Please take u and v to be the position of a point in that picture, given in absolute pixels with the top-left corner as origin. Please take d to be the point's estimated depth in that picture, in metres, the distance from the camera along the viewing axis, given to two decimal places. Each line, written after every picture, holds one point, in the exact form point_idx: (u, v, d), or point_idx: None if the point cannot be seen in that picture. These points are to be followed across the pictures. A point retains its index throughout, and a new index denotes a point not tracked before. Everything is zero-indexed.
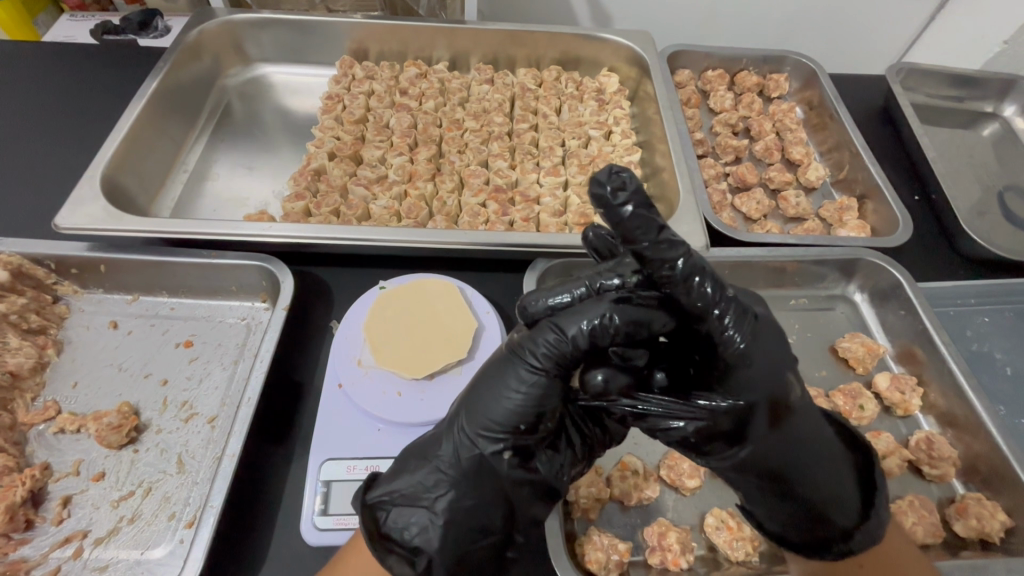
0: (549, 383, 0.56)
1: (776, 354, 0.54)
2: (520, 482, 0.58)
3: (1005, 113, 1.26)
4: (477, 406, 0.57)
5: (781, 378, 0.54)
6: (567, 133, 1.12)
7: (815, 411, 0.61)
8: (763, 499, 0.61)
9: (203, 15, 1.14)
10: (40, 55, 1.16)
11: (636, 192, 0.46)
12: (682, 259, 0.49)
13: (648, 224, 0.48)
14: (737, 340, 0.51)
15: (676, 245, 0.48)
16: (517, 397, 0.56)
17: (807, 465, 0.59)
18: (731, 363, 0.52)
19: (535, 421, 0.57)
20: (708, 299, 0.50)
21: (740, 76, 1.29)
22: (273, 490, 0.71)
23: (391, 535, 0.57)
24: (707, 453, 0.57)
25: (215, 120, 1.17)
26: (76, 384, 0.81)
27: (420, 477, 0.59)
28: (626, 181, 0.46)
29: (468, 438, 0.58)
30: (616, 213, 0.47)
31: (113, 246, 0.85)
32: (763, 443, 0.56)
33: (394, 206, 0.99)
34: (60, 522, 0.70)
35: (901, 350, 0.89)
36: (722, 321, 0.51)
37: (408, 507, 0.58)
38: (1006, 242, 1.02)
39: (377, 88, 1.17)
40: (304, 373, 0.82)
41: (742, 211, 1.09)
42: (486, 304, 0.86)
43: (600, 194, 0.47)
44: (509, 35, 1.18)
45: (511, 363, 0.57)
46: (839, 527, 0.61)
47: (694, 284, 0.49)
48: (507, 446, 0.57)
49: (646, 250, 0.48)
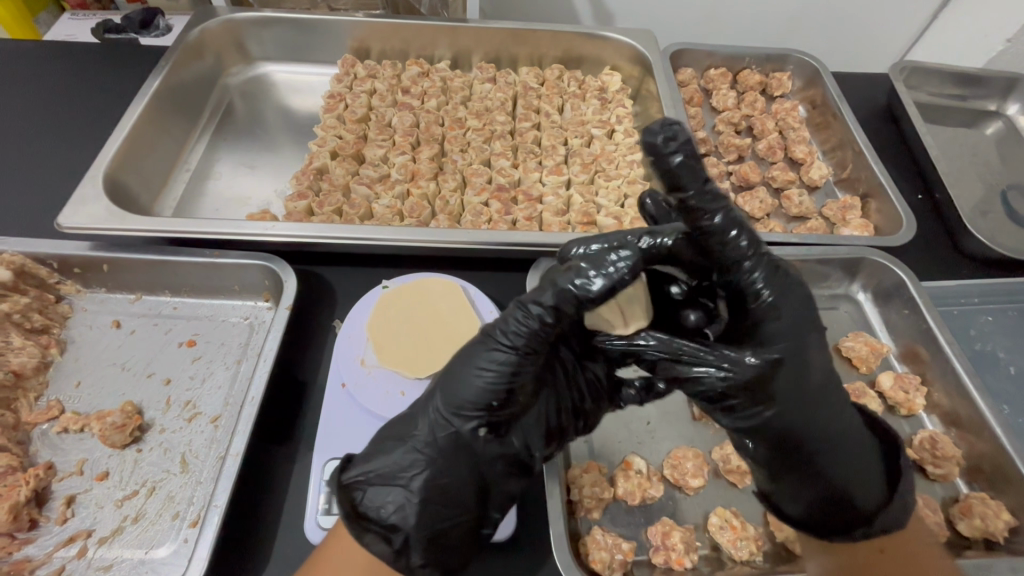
0: (519, 361, 0.58)
1: (803, 315, 0.56)
2: (495, 458, 0.60)
3: (1009, 112, 1.25)
4: (451, 386, 0.59)
5: (806, 337, 0.57)
6: (569, 132, 1.12)
7: (842, 387, 0.61)
8: (786, 476, 0.62)
9: (204, 14, 1.14)
10: (41, 54, 1.15)
11: (684, 142, 0.53)
12: (721, 213, 0.55)
13: (693, 175, 0.54)
14: (763, 292, 0.56)
15: (718, 199, 0.54)
16: (488, 374, 0.58)
17: (835, 441, 0.60)
18: (758, 316, 0.56)
19: (506, 398, 0.58)
20: (742, 251, 0.56)
21: (742, 74, 1.28)
22: (277, 490, 0.71)
23: (368, 514, 0.57)
24: (732, 411, 0.59)
25: (217, 119, 1.17)
26: (79, 383, 0.81)
27: (396, 457, 0.59)
28: (677, 133, 0.53)
29: (442, 417, 0.59)
30: (666, 161, 0.53)
31: (115, 246, 0.85)
32: (792, 409, 0.58)
33: (396, 205, 0.99)
34: (64, 522, 0.70)
35: (904, 349, 0.89)
36: (753, 275, 0.56)
37: (385, 486, 0.58)
38: (1009, 241, 1.02)
39: (379, 87, 1.17)
40: (307, 372, 0.82)
41: (745, 210, 1.08)
42: (489, 303, 0.86)
43: (651, 143, 0.54)
44: (511, 34, 1.17)
45: (484, 343, 0.59)
46: (861, 510, 0.61)
47: (730, 237, 0.55)
48: (480, 422, 0.59)
49: (692, 199, 0.54)
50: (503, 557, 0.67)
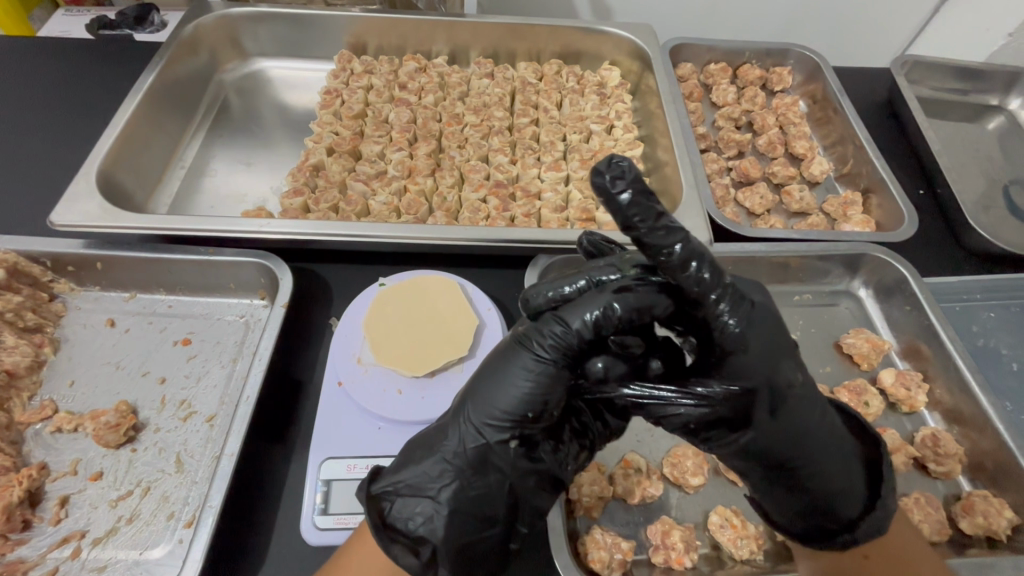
0: (557, 373, 0.55)
1: (772, 338, 0.55)
2: (525, 473, 0.57)
3: (1011, 106, 1.24)
4: (485, 397, 0.57)
5: (778, 359, 0.55)
6: (568, 128, 1.11)
7: (821, 399, 0.60)
8: (772, 491, 0.61)
9: (198, 10, 1.13)
10: (35, 50, 1.14)
11: (634, 181, 0.48)
12: (681, 244, 0.50)
13: (647, 211, 0.49)
14: (729, 322, 0.53)
15: (674, 232, 0.50)
16: (524, 386, 0.56)
17: (815, 458, 0.58)
18: (728, 348, 0.54)
19: (542, 411, 0.56)
20: (706, 287, 0.52)
21: (742, 69, 1.27)
22: (273, 489, 0.71)
23: (395, 524, 0.56)
24: (708, 440, 0.58)
25: (212, 116, 1.16)
26: (74, 382, 0.80)
27: (425, 468, 0.58)
28: (624, 169, 0.49)
29: (473, 428, 0.57)
30: (616, 203, 0.48)
31: (109, 244, 0.84)
32: (765, 432, 0.56)
33: (393, 202, 0.98)
34: (57, 522, 0.69)
35: (905, 345, 0.89)
36: (719, 307, 0.53)
37: (413, 497, 0.57)
38: (1011, 237, 1.01)
39: (376, 82, 1.15)
40: (304, 371, 0.81)
41: (745, 206, 1.07)
42: (487, 301, 0.86)
43: (600, 184, 0.49)
44: (509, 29, 1.16)
45: (518, 352, 0.57)
46: (842, 518, 0.60)
47: (691, 270, 0.51)
48: (513, 436, 0.56)
49: (645, 237, 0.50)
50: None
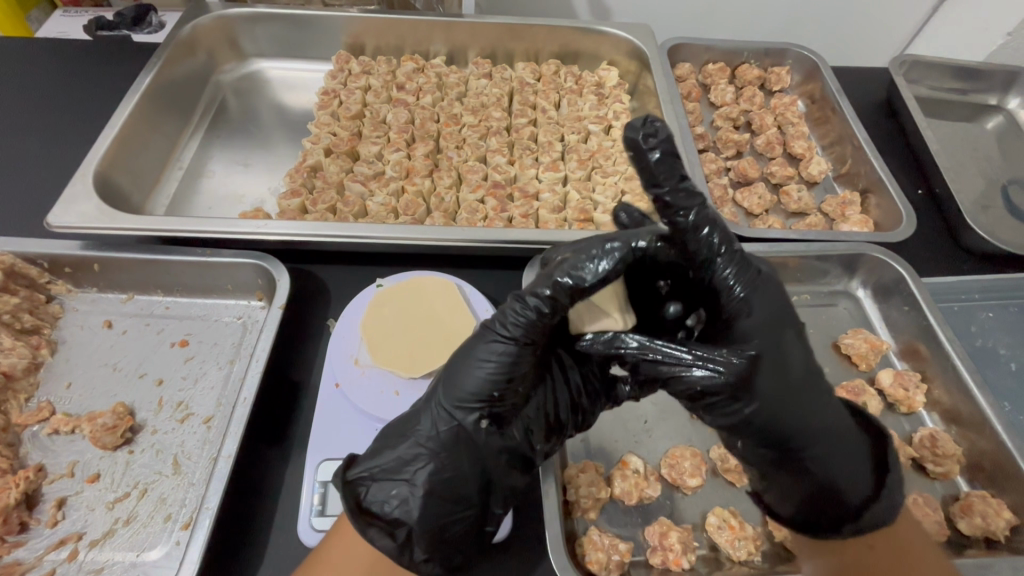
0: (519, 350, 0.56)
1: (777, 312, 0.57)
2: (497, 451, 0.58)
3: (1010, 106, 1.24)
4: (452, 378, 0.58)
5: (782, 332, 0.57)
6: (566, 128, 1.11)
7: (827, 385, 0.61)
8: (775, 476, 0.62)
9: (196, 10, 1.13)
10: (32, 51, 1.14)
11: (665, 139, 0.53)
12: (695, 210, 0.57)
13: (671, 172, 0.54)
14: (735, 287, 0.57)
15: (694, 196, 0.56)
16: (488, 366, 0.56)
17: (820, 439, 0.59)
18: (733, 312, 0.57)
19: (507, 390, 0.57)
20: (714, 249, 0.57)
21: (741, 69, 1.27)
22: (270, 492, 0.71)
23: (371, 509, 0.56)
24: (713, 409, 0.58)
25: (210, 116, 1.16)
26: (70, 384, 0.80)
27: (399, 453, 0.58)
28: (658, 130, 0.54)
29: (443, 410, 0.58)
30: (646, 157, 0.54)
31: (106, 245, 0.84)
32: (777, 403, 0.57)
33: (391, 203, 0.98)
34: (54, 524, 0.69)
35: (904, 346, 0.88)
36: (725, 273, 0.57)
37: (388, 481, 0.57)
38: (1010, 237, 1.01)
39: (374, 83, 1.15)
40: (301, 372, 0.81)
41: (743, 206, 1.07)
42: (485, 302, 0.85)
43: (633, 138, 0.54)
44: (507, 29, 1.16)
45: (482, 334, 0.58)
46: (847, 506, 0.61)
47: (702, 234, 0.57)
48: (482, 416, 0.57)
49: (666, 196, 0.56)
50: (497, 557, 0.66)
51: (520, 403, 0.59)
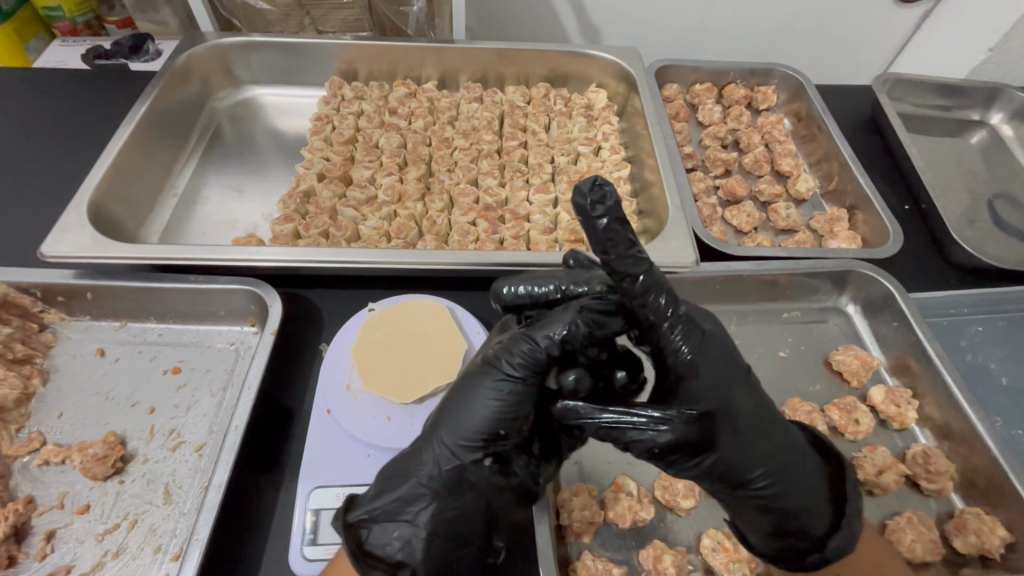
0: (525, 389, 0.58)
1: (725, 364, 0.57)
2: (500, 489, 0.59)
3: (993, 121, 1.26)
4: (457, 417, 0.59)
5: (730, 386, 0.57)
6: (556, 150, 1.13)
7: (781, 423, 0.61)
8: (743, 513, 0.62)
9: (191, 40, 1.15)
10: (29, 82, 1.16)
11: (613, 207, 0.49)
12: (643, 275, 0.52)
13: (621, 238, 0.50)
14: (683, 348, 0.55)
15: (641, 261, 0.52)
16: (494, 405, 0.57)
17: (782, 478, 0.59)
18: (680, 372, 0.56)
19: (512, 428, 0.58)
20: (661, 313, 0.54)
21: (728, 89, 1.29)
22: (260, 521, 0.70)
23: (374, 551, 0.57)
24: (672, 464, 0.57)
25: (205, 142, 1.17)
26: (62, 414, 0.80)
27: (400, 493, 0.59)
28: (606, 194, 0.49)
29: (447, 449, 0.58)
30: (593, 225, 0.49)
31: (99, 273, 0.85)
32: (733, 451, 0.57)
33: (384, 227, 0.99)
34: (43, 558, 0.68)
35: (894, 362, 0.89)
36: (672, 334, 0.55)
37: (391, 522, 0.58)
38: (997, 251, 1.02)
39: (367, 108, 1.17)
40: (293, 399, 0.81)
41: (733, 224, 1.09)
42: (477, 324, 0.86)
43: (581, 205, 0.50)
44: (497, 54, 1.18)
45: (488, 371, 0.59)
46: (814, 537, 0.62)
47: (650, 299, 0.53)
48: (486, 453, 0.58)
49: (612, 262, 0.51)
50: None
51: (523, 439, 0.60)
